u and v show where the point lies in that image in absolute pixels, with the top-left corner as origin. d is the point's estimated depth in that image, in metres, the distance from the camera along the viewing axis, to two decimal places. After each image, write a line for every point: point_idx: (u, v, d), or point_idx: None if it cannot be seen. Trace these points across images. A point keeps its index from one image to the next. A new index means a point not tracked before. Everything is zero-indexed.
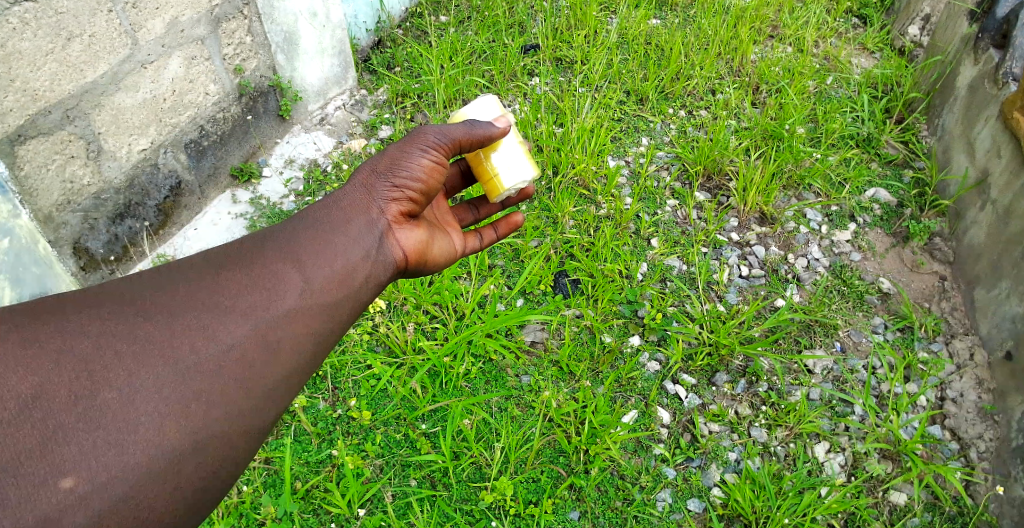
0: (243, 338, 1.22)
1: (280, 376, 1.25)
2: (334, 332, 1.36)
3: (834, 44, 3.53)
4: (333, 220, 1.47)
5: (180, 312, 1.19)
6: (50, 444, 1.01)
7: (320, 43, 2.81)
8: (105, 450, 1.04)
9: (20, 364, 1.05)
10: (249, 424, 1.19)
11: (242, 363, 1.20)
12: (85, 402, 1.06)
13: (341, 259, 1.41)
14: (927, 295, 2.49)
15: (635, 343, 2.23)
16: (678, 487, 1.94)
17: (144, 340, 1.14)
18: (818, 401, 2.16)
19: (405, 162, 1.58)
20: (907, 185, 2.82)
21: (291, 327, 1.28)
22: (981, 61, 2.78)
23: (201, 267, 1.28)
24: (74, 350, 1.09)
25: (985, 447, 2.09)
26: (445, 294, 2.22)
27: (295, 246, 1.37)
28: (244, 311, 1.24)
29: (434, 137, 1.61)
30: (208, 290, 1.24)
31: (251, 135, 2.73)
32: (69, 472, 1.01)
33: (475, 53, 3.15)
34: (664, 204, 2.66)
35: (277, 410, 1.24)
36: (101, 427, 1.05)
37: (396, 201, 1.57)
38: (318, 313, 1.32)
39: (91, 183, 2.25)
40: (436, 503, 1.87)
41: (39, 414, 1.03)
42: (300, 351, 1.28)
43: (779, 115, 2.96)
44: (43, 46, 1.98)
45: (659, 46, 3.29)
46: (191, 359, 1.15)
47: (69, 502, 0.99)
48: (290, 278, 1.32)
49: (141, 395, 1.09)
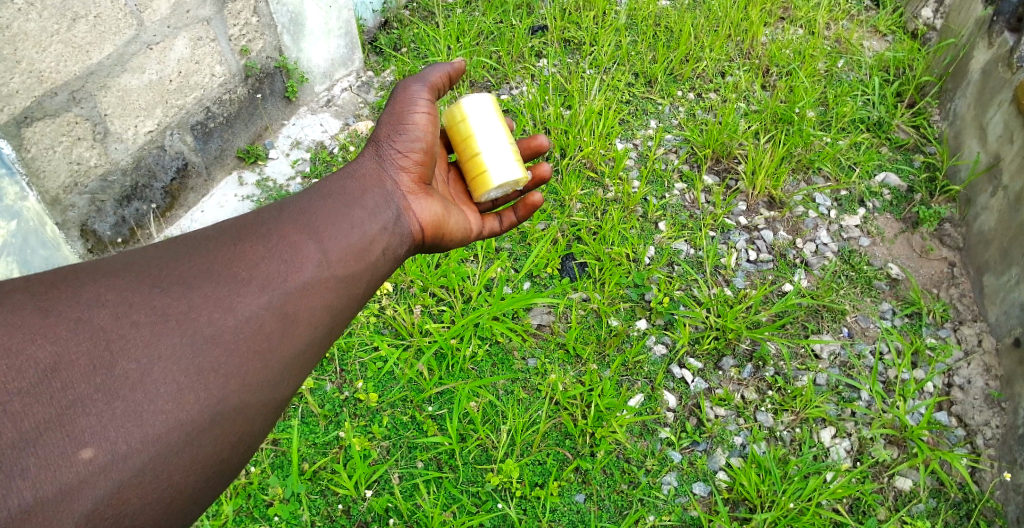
0: (261, 309, 1.22)
1: (298, 349, 1.25)
2: (351, 305, 1.36)
3: (845, 25, 3.48)
4: (349, 193, 1.49)
5: (197, 283, 1.18)
6: (68, 415, 1.01)
7: (326, 24, 2.79)
8: (123, 421, 1.03)
9: (39, 333, 1.04)
10: (266, 398, 1.19)
11: (260, 334, 1.20)
12: (104, 373, 1.05)
13: (359, 230, 1.42)
14: (936, 281, 2.47)
15: (642, 326, 2.22)
16: (684, 470, 1.95)
17: (162, 310, 1.13)
18: (824, 386, 2.15)
19: (403, 124, 1.64)
20: (917, 169, 2.80)
21: (308, 299, 1.28)
22: (995, 44, 2.74)
23: (218, 238, 1.27)
24: (92, 321, 1.08)
25: (992, 433, 2.09)
26: (452, 277, 2.22)
27: (312, 218, 1.37)
28: (262, 282, 1.24)
29: (420, 94, 1.68)
30: (226, 260, 1.24)
31: (258, 117, 2.71)
32: (88, 443, 1.01)
33: (482, 34, 3.13)
34: (672, 187, 2.65)
35: (294, 383, 1.24)
36: (120, 398, 1.04)
37: (404, 167, 1.61)
38: (335, 285, 1.33)
39: (98, 165, 2.25)
40: (442, 485, 1.89)
41: (57, 385, 1.02)
42: (317, 324, 1.29)
43: (790, 97, 2.93)
44: (48, 27, 1.97)
45: (668, 28, 3.25)
46: (208, 330, 1.15)
47: (88, 473, 0.99)
48: (307, 248, 1.32)
49: (159, 366, 1.08)
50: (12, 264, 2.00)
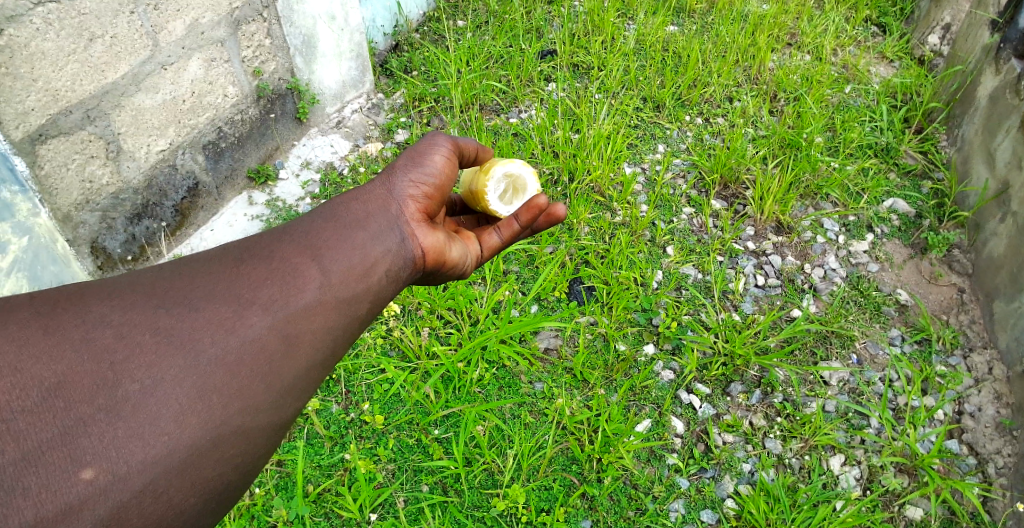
0: (263, 331, 1.19)
1: (298, 371, 1.22)
2: (352, 328, 1.33)
3: (852, 52, 3.51)
4: (354, 215, 1.45)
5: (201, 304, 1.16)
6: (71, 434, 0.99)
7: (337, 46, 2.82)
8: (125, 442, 1.01)
9: (46, 352, 1.03)
10: (267, 419, 1.17)
11: (261, 356, 1.17)
12: (107, 394, 1.02)
13: (361, 252, 1.38)
14: (945, 307, 2.46)
15: (649, 351, 2.21)
16: (692, 497, 1.93)
17: (166, 332, 1.10)
18: (833, 413, 2.14)
19: (419, 158, 1.62)
20: (926, 195, 2.81)
21: (310, 321, 1.25)
22: (1002, 71, 2.75)
23: (221, 259, 1.25)
24: (97, 340, 1.06)
25: (1004, 462, 2.06)
26: (460, 299, 2.22)
27: (315, 240, 1.34)
28: (264, 303, 1.21)
29: (442, 135, 1.68)
30: (228, 281, 1.21)
31: (269, 137, 2.74)
32: (89, 463, 0.98)
33: (492, 58, 3.17)
34: (680, 211, 2.65)
35: (295, 405, 1.22)
36: (122, 419, 1.02)
37: (413, 196, 1.57)
38: (336, 308, 1.30)
39: (110, 183, 2.26)
40: (448, 509, 1.87)
41: (61, 405, 1.00)
42: (318, 346, 1.26)
43: (797, 123, 2.94)
44: (65, 46, 2.00)
45: (676, 53, 3.28)
46: (211, 351, 1.12)
47: (87, 494, 0.97)
48: (309, 271, 1.29)
49: (162, 387, 1.06)
50: (22, 280, 2.02)
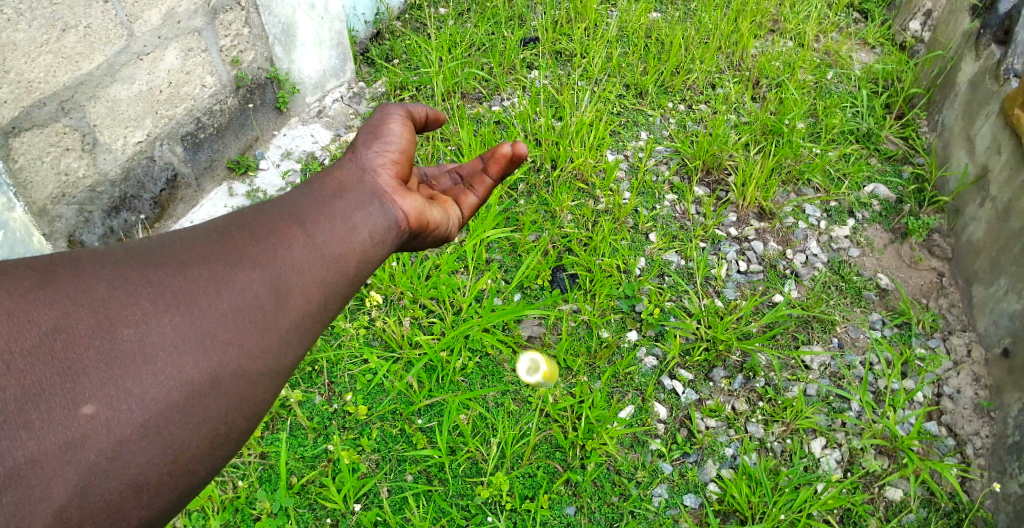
0: (253, 286, 1.22)
1: (296, 322, 1.25)
2: (345, 286, 1.35)
3: (834, 38, 3.52)
4: (334, 187, 1.47)
5: (190, 265, 1.20)
6: (70, 374, 1.04)
7: (318, 35, 2.78)
8: (123, 381, 1.06)
9: (40, 300, 1.06)
10: (267, 367, 1.21)
11: (254, 308, 1.21)
12: (103, 338, 1.07)
13: (346, 215, 1.40)
14: (925, 291, 2.48)
15: (632, 338, 2.22)
16: (675, 482, 1.94)
17: (157, 285, 1.15)
18: (815, 397, 2.16)
19: (379, 131, 1.63)
20: (906, 180, 2.83)
21: (300, 276, 1.27)
22: (982, 56, 2.77)
23: (209, 229, 1.28)
24: (89, 291, 1.10)
25: (982, 444, 2.09)
26: (442, 289, 2.22)
27: (299, 209, 1.36)
28: (253, 262, 1.24)
29: (396, 110, 1.70)
30: (217, 244, 1.25)
31: (249, 127, 2.71)
32: (89, 399, 1.04)
33: (474, 45, 3.15)
34: (663, 198, 2.66)
35: (295, 353, 1.26)
36: (119, 361, 1.07)
37: (383, 164, 1.58)
38: (326, 265, 1.31)
39: (86, 176, 2.25)
40: (432, 498, 1.87)
41: (59, 347, 1.04)
42: (314, 302, 1.28)
43: (780, 109, 2.95)
44: (37, 37, 1.97)
45: (659, 40, 3.28)
46: (202, 305, 1.16)
47: (89, 428, 1.03)
48: (294, 232, 1.31)
49: (156, 333, 1.11)
50: None
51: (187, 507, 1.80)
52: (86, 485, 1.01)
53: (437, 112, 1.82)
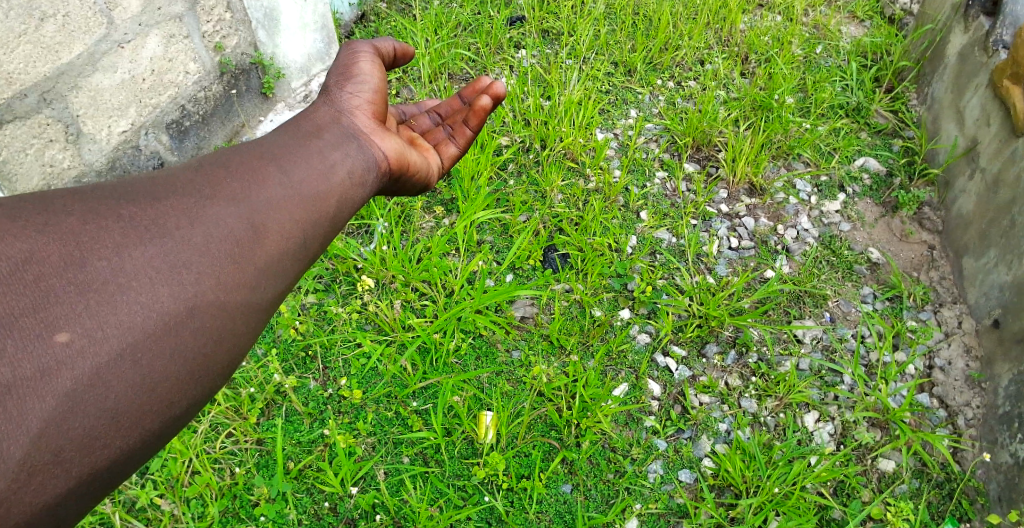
0: (229, 220, 1.26)
1: (273, 256, 1.30)
2: (321, 224, 1.40)
3: (823, 11, 3.49)
4: (309, 128, 1.54)
5: (163, 198, 1.24)
6: (43, 303, 1.05)
7: (302, 18, 2.70)
8: (98, 309, 1.08)
9: (11, 234, 1.08)
10: (244, 299, 1.24)
11: (230, 240, 1.25)
12: (76, 268, 1.09)
13: (320, 156, 1.47)
14: (916, 264, 2.49)
15: (625, 316, 2.23)
16: (670, 458, 1.95)
17: (129, 218, 1.18)
18: (807, 371, 2.17)
19: (351, 72, 1.75)
20: (896, 153, 2.83)
21: (275, 212, 1.32)
22: (971, 28, 2.75)
23: (182, 169, 1.33)
24: (60, 225, 1.13)
25: (973, 414, 2.10)
26: (434, 271, 2.21)
27: (274, 149, 1.42)
28: (228, 197, 1.29)
29: (364, 48, 1.82)
30: (192, 181, 1.30)
31: (235, 113, 2.67)
32: (63, 328, 1.05)
33: (460, 25, 3.13)
34: (653, 176, 2.65)
35: (273, 286, 1.29)
36: (92, 290, 1.09)
37: (359, 105, 1.69)
38: (301, 203, 1.37)
39: (71, 166, 2.23)
40: (429, 480, 1.88)
41: (30, 277, 1.06)
42: (290, 237, 1.33)
43: (768, 85, 2.94)
44: (15, 27, 1.94)
45: (647, 16, 3.25)
46: (178, 235, 1.20)
47: (65, 355, 1.04)
48: (269, 170, 1.37)
49: (130, 262, 1.14)
50: None
51: (184, 495, 1.81)
52: (62, 412, 1.02)
53: (405, 47, 1.95)
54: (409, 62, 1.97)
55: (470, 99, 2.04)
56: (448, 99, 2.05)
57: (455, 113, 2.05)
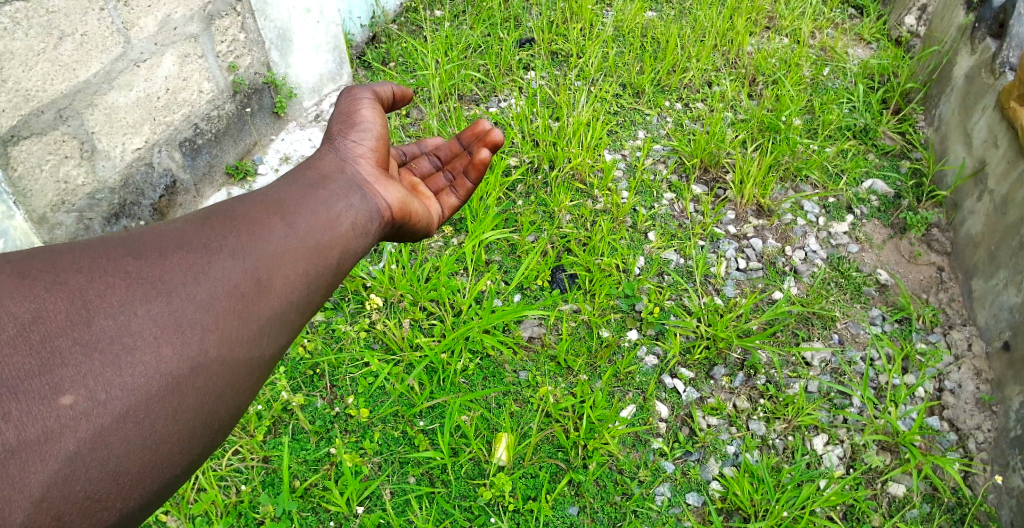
0: (234, 273, 1.30)
1: (276, 309, 1.33)
2: (323, 278, 1.44)
3: (830, 34, 3.52)
4: (314, 179, 1.59)
5: (170, 253, 1.27)
6: (49, 364, 1.07)
7: (314, 39, 2.78)
8: (103, 370, 1.10)
9: (19, 293, 1.11)
10: (247, 355, 1.26)
11: (235, 295, 1.28)
12: (82, 328, 1.12)
13: (324, 208, 1.51)
14: (925, 286, 2.48)
15: (633, 337, 2.22)
16: (678, 481, 1.94)
17: (136, 274, 1.21)
18: (816, 393, 2.16)
19: (353, 119, 1.77)
20: (905, 175, 2.83)
21: (279, 266, 1.36)
22: (978, 50, 2.76)
23: (187, 222, 1.36)
24: (67, 282, 1.15)
25: (984, 437, 2.08)
26: (443, 290, 2.22)
27: (279, 201, 1.46)
28: (233, 251, 1.33)
29: (364, 94, 1.84)
30: (198, 234, 1.33)
31: (247, 132, 2.71)
32: (68, 390, 1.07)
33: (470, 47, 3.16)
34: (661, 197, 2.66)
35: (276, 341, 1.32)
36: (98, 351, 1.11)
37: (361, 154, 1.73)
38: (304, 255, 1.41)
39: (85, 183, 2.25)
40: (435, 500, 1.87)
41: (37, 337, 1.08)
42: (293, 291, 1.37)
43: (776, 106, 2.95)
44: (34, 46, 1.98)
45: (655, 39, 3.28)
46: (183, 292, 1.23)
47: (69, 417, 1.05)
48: (274, 223, 1.41)
49: (135, 321, 1.16)
50: None
51: (190, 512, 1.81)
52: (64, 477, 1.02)
53: (405, 90, 1.95)
54: (408, 104, 1.97)
55: (471, 144, 2.07)
56: (448, 143, 2.08)
57: (455, 157, 2.08)
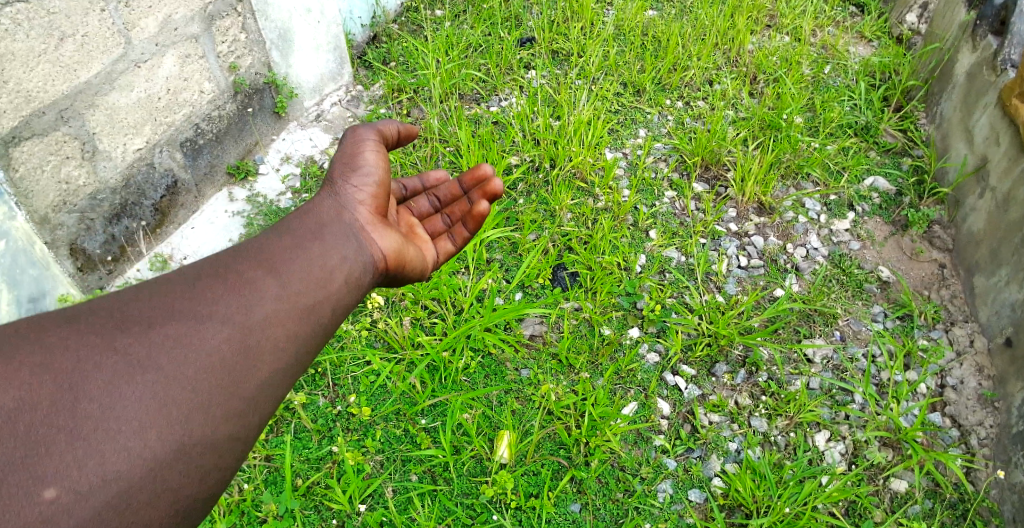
0: (221, 344, 1.25)
1: (262, 381, 1.29)
2: (312, 343, 1.39)
3: (831, 32, 3.52)
4: (309, 228, 1.52)
5: (157, 325, 1.23)
6: (33, 455, 1.04)
7: (315, 40, 2.79)
8: (86, 458, 1.07)
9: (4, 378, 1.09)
10: (232, 432, 1.22)
11: (220, 368, 1.23)
12: (67, 415, 1.09)
13: (319, 263, 1.45)
14: (927, 282, 2.48)
15: (635, 335, 2.22)
16: (679, 477, 1.94)
17: (122, 351, 1.17)
18: (818, 390, 2.15)
19: (354, 162, 1.69)
20: (906, 172, 2.83)
21: (268, 333, 1.31)
22: (979, 48, 2.76)
23: (175, 284, 1.32)
24: (53, 363, 1.13)
25: (986, 434, 2.08)
26: (444, 289, 2.23)
27: (270, 257, 1.40)
28: (222, 317, 1.28)
29: (368, 134, 1.76)
30: (185, 301, 1.28)
31: (248, 132, 2.72)
32: (52, 482, 1.03)
33: (471, 46, 3.16)
34: (662, 195, 2.66)
35: (261, 413, 1.28)
36: (82, 438, 1.08)
37: (360, 199, 1.66)
38: (295, 318, 1.36)
39: (87, 184, 2.25)
40: (437, 497, 1.87)
41: (21, 428, 1.05)
42: (280, 359, 1.32)
43: (777, 104, 2.95)
44: (36, 46, 1.98)
45: (656, 38, 3.28)
46: (168, 370, 1.19)
47: (52, 511, 1.02)
48: (264, 284, 1.35)
49: (120, 404, 1.13)
50: None
51: None
52: None
53: (411, 128, 1.86)
54: (412, 142, 1.88)
55: (471, 188, 2.03)
56: (448, 184, 2.04)
57: (455, 201, 2.05)
